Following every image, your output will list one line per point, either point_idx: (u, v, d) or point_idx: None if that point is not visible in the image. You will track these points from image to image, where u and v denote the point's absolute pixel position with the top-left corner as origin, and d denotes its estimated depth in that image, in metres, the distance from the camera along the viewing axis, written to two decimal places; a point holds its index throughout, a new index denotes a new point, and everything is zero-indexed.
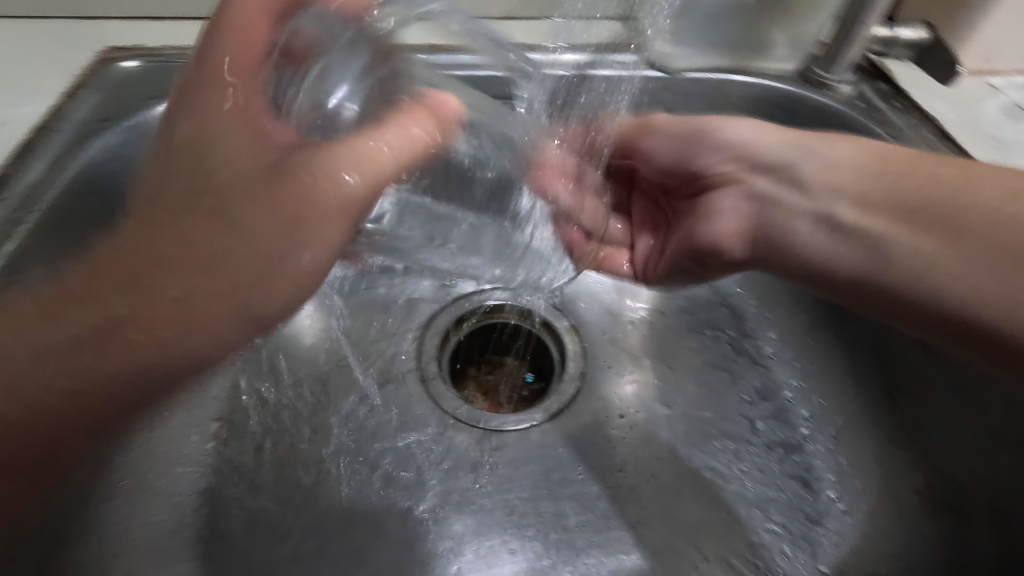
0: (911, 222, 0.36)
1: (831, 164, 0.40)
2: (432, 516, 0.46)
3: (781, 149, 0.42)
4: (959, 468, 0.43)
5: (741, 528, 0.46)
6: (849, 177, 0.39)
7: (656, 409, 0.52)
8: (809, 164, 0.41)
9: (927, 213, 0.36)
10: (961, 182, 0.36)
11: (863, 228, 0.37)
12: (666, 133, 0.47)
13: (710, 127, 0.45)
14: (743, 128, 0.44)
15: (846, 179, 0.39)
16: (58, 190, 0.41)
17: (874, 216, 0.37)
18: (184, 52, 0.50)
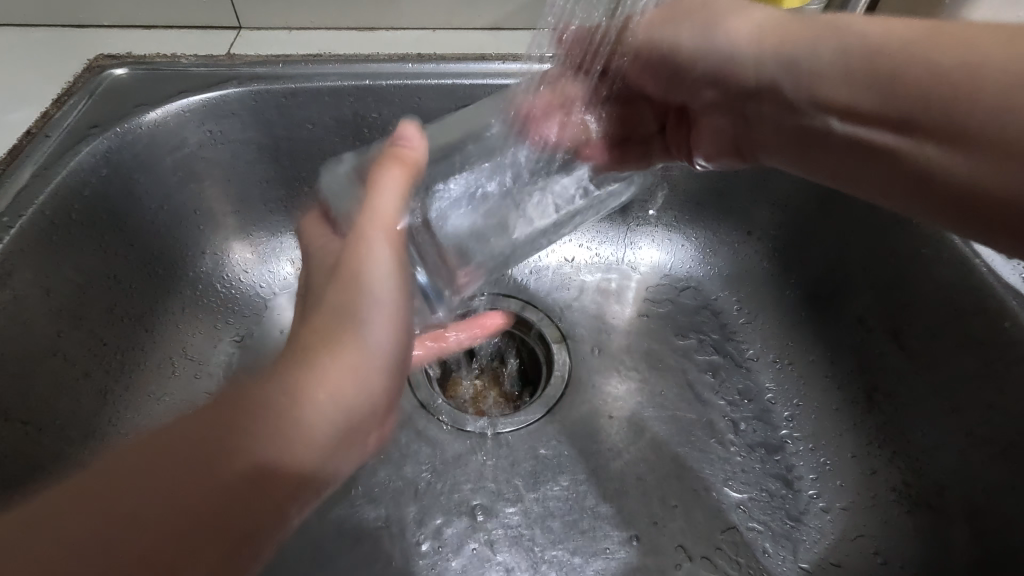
0: (870, 88, 0.32)
1: (810, 67, 0.34)
2: (420, 518, 0.47)
3: (755, 57, 0.36)
4: (936, 465, 0.43)
5: (723, 526, 0.47)
6: (844, 63, 0.32)
7: (642, 411, 0.53)
8: (817, 48, 0.34)
9: (881, 78, 0.31)
10: (943, 28, 0.30)
11: (844, 107, 0.33)
12: (653, 48, 0.40)
13: (693, 28, 0.38)
14: (734, 30, 0.37)
15: (842, 69, 0.33)
16: (48, 195, 0.41)
17: (870, 102, 0.32)
18: (174, 60, 0.51)
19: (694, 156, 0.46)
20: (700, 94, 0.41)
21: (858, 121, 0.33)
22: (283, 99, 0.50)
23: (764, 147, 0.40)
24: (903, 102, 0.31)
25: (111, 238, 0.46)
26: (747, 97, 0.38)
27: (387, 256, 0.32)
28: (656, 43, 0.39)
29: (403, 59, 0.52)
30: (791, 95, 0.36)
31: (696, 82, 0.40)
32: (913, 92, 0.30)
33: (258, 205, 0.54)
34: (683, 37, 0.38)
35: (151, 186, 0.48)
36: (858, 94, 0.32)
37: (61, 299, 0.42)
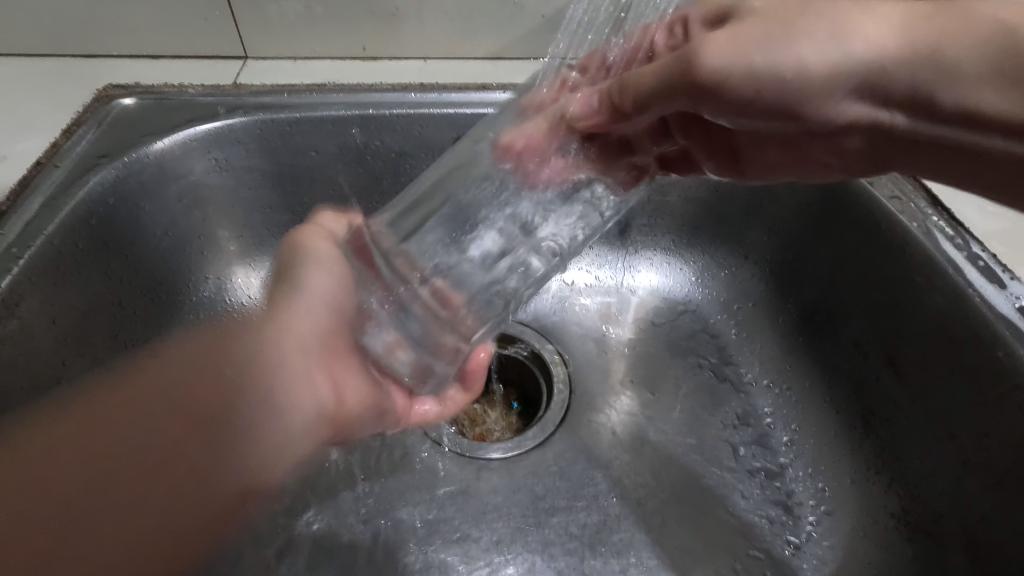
0: (1023, 89, 0.30)
1: (950, 77, 0.31)
2: (420, 546, 0.47)
3: (898, 66, 0.31)
4: (932, 492, 0.43)
5: (723, 553, 0.47)
6: (984, 67, 0.30)
7: (642, 436, 0.53)
8: (948, 56, 0.31)
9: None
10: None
11: (1000, 116, 0.31)
12: (745, 82, 0.32)
13: (814, 41, 0.32)
14: (871, 33, 0.31)
15: (987, 73, 0.30)
16: (56, 225, 0.42)
17: (1016, 108, 0.30)
18: (182, 89, 0.52)
19: (747, 173, 0.45)
20: (841, 114, 0.35)
21: (1015, 134, 0.31)
22: (288, 129, 0.51)
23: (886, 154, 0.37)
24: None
25: (117, 266, 0.46)
26: (876, 112, 0.34)
27: (325, 286, 0.42)
28: (730, 65, 0.32)
29: (405, 89, 0.54)
30: (936, 109, 0.32)
31: (830, 109, 0.34)
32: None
33: (262, 230, 0.54)
34: (758, 59, 0.32)
35: (156, 215, 0.49)
36: (1006, 98, 0.30)
37: (67, 327, 0.43)
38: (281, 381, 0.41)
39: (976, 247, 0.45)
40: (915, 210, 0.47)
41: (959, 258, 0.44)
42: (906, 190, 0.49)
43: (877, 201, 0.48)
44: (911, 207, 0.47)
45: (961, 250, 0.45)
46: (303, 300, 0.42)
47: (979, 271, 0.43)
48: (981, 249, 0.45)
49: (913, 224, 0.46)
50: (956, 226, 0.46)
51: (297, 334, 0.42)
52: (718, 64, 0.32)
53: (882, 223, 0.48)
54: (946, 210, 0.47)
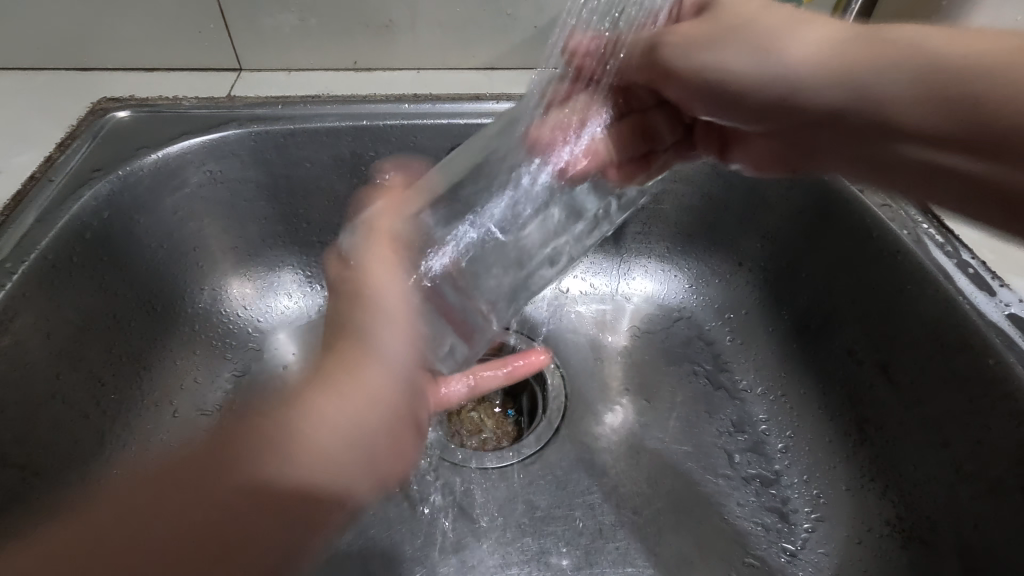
0: (957, 118, 0.31)
1: (875, 97, 0.33)
2: (416, 557, 0.47)
3: (819, 80, 0.34)
4: (927, 499, 0.43)
5: (719, 561, 0.47)
6: (914, 88, 0.32)
7: (638, 444, 0.53)
8: (867, 76, 0.32)
9: (947, 91, 0.31)
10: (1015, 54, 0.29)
11: (929, 135, 0.32)
12: (696, 77, 0.36)
13: (742, 47, 0.34)
14: (794, 48, 0.34)
15: (912, 92, 0.32)
16: (50, 240, 0.42)
17: (946, 122, 0.31)
18: (176, 102, 0.52)
19: (726, 157, 0.45)
20: (765, 123, 0.37)
21: (934, 143, 0.32)
22: (282, 140, 0.51)
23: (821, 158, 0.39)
24: (980, 130, 0.30)
25: (112, 279, 0.46)
26: (821, 120, 0.35)
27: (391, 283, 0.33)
28: (686, 63, 0.36)
29: (399, 99, 0.54)
30: (858, 119, 0.34)
31: (756, 112, 0.37)
32: (979, 116, 0.30)
33: (257, 241, 0.55)
34: (707, 57, 0.35)
35: (151, 228, 0.49)
36: (941, 122, 0.31)
37: (62, 341, 0.43)
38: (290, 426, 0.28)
39: (966, 254, 0.45)
40: (905, 218, 0.48)
41: (949, 266, 0.44)
42: (896, 198, 0.49)
43: (868, 209, 0.48)
44: (901, 215, 0.48)
45: (951, 257, 0.45)
46: (370, 347, 0.30)
47: (970, 278, 0.44)
48: (971, 257, 0.45)
49: (904, 232, 0.47)
50: (946, 234, 0.47)
51: (383, 375, 0.30)
52: (677, 48, 0.36)
53: (873, 230, 0.48)
54: (936, 218, 0.48)
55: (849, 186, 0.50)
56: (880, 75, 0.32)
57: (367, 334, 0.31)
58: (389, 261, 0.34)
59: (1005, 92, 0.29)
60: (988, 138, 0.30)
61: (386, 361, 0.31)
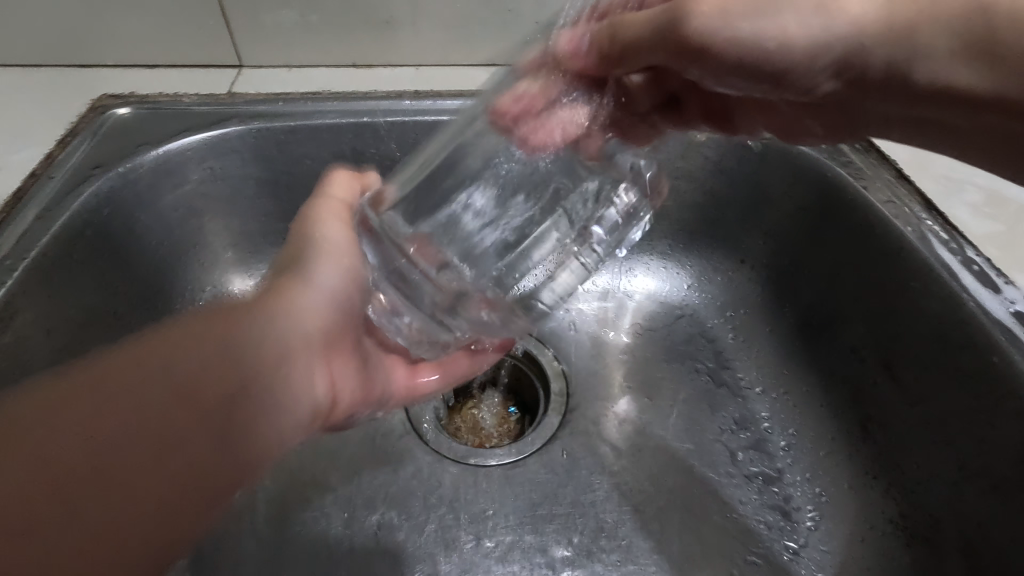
0: (1012, 76, 0.32)
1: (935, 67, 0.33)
2: (419, 554, 0.47)
3: (877, 45, 0.33)
4: (930, 497, 0.43)
5: (722, 558, 0.47)
6: (966, 41, 0.32)
7: (640, 441, 0.53)
8: (923, 32, 0.32)
9: (1000, 49, 0.31)
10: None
11: (977, 95, 0.33)
12: (731, 46, 0.34)
13: (800, 10, 0.33)
14: (852, 7, 0.33)
15: (963, 46, 0.32)
16: (51, 237, 0.42)
17: (989, 79, 0.32)
18: (177, 99, 0.52)
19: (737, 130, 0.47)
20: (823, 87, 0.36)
21: (993, 106, 0.33)
22: (283, 137, 0.51)
23: (864, 121, 0.39)
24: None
25: (113, 276, 0.46)
26: (858, 84, 0.36)
27: (331, 263, 0.38)
28: (715, 32, 0.33)
29: (400, 95, 0.54)
30: (911, 79, 0.34)
31: (816, 79, 0.36)
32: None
33: (259, 237, 0.54)
34: (743, 26, 0.33)
35: (153, 225, 0.49)
36: (989, 76, 0.32)
37: (64, 339, 0.43)
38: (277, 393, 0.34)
39: (971, 251, 0.45)
40: (909, 214, 0.47)
41: (955, 263, 0.44)
42: (900, 194, 0.49)
43: (872, 205, 0.48)
44: (906, 212, 0.47)
45: (956, 254, 0.45)
46: (306, 281, 0.37)
47: (975, 275, 0.43)
48: (976, 253, 0.45)
49: (909, 228, 0.46)
50: (951, 230, 0.46)
51: (315, 299, 0.37)
52: (704, 26, 0.33)
53: (877, 227, 0.48)
54: (941, 214, 0.47)
55: (853, 182, 0.49)
56: (928, 37, 0.32)
57: (303, 263, 0.38)
58: (345, 245, 0.40)
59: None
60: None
61: (314, 294, 0.37)
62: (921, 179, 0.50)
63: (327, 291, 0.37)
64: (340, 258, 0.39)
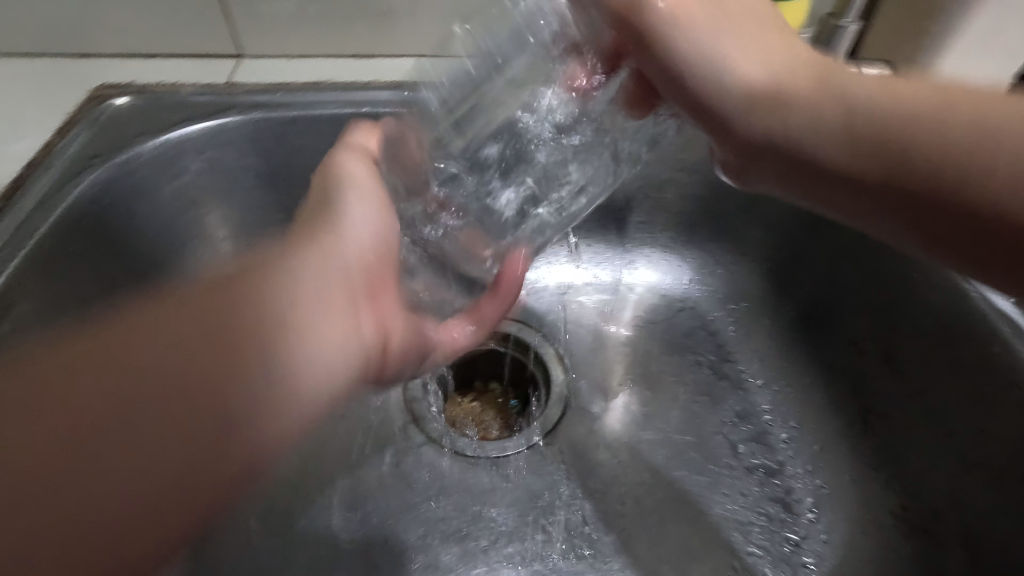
0: (881, 162, 0.29)
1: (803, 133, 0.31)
2: (419, 545, 0.47)
3: (757, 83, 0.32)
4: (931, 490, 0.43)
5: (722, 550, 0.47)
6: (857, 115, 0.30)
7: (640, 434, 0.53)
8: (800, 89, 0.31)
9: (892, 143, 0.29)
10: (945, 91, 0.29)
11: (846, 171, 0.30)
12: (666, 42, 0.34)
13: (706, 27, 0.33)
14: (744, 51, 0.33)
15: (851, 123, 0.30)
16: (48, 226, 0.42)
17: (856, 151, 0.30)
18: (175, 88, 0.52)
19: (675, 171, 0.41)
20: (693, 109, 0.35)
21: (851, 178, 0.30)
22: (283, 128, 0.51)
23: (748, 170, 0.35)
24: (901, 173, 0.28)
25: (111, 267, 0.46)
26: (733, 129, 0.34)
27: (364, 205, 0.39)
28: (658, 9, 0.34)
29: (400, 86, 0.53)
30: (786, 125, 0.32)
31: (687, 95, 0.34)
32: (934, 161, 0.28)
33: (258, 228, 0.54)
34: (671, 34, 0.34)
35: (151, 215, 0.49)
36: (856, 148, 0.30)
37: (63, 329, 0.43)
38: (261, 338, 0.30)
39: None
40: None
41: None
42: None
43: None
44: None
45: None
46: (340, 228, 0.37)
47: None
48: None
49: None
50: None
51: (352, 242, 0.37)
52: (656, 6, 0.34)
53: None
54: None
55: None
56: (846, 87, 0.31)
57: (335, 223, 0.37)
58: (371, 188, 0.40)
59: (987, 147, 0.27)
60: (941, 182, 0.27)
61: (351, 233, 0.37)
62: None
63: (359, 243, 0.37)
64: (369, 194, 0.39)
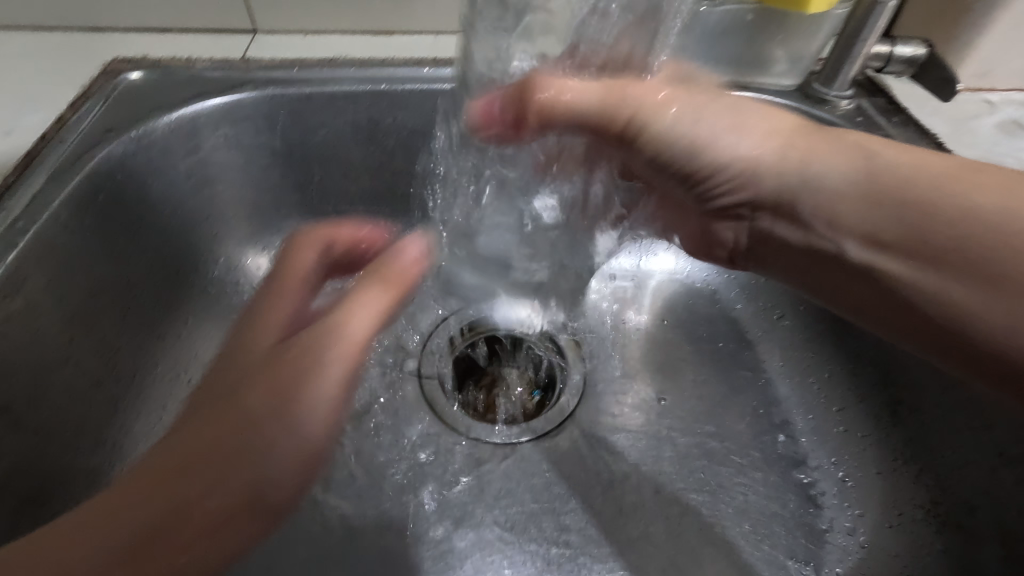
0: (882, 225, 0.34)
1: (834, 186, 0.35)
2: (434, 532, 0.46)
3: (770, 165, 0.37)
4: (963, 484, 0.42)
5: (744, 542, 0.45)
6: (854, 185, 0.35)
7: (659, 423, 0.52)
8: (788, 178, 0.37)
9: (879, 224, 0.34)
10: (959, 171, 0.33)
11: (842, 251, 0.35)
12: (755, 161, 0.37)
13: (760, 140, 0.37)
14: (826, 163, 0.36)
15: (874, 221, 0.34)
16: (63, 200, 0.41)
17: (865, 221, 0.34)
18: (189, 64, 0.51)
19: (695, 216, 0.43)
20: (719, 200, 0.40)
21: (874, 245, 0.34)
22: (299, 104, 0.50)
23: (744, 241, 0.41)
24: (927, 240, 0.32)
25: (126, 244, 0.46)
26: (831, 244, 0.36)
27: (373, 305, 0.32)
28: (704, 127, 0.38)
29: (419, 64, 0.52)
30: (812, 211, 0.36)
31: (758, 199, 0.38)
32: (936, 253, 0.32)
33: (272, 210, 0.54)
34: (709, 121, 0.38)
35: (165, 191, 0.48)
36: (864, 215, 0.34)
37: (74, 303, 0.42)
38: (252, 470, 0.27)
39: None
40: None
41: None
42: None
43: None
44: None
45: None
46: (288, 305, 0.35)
47: None
48: None
49: None
50: None
51: (329, 353, 0.30)
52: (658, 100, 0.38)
53: None
54: None
55: None
56: (879, 151, 0.35)
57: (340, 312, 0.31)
58: (365, 282, 0.33)
59: (997, 232, 0.30)
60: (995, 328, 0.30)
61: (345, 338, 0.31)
62: (962, 154, 0.48)
63: (338, 343, 0.30)
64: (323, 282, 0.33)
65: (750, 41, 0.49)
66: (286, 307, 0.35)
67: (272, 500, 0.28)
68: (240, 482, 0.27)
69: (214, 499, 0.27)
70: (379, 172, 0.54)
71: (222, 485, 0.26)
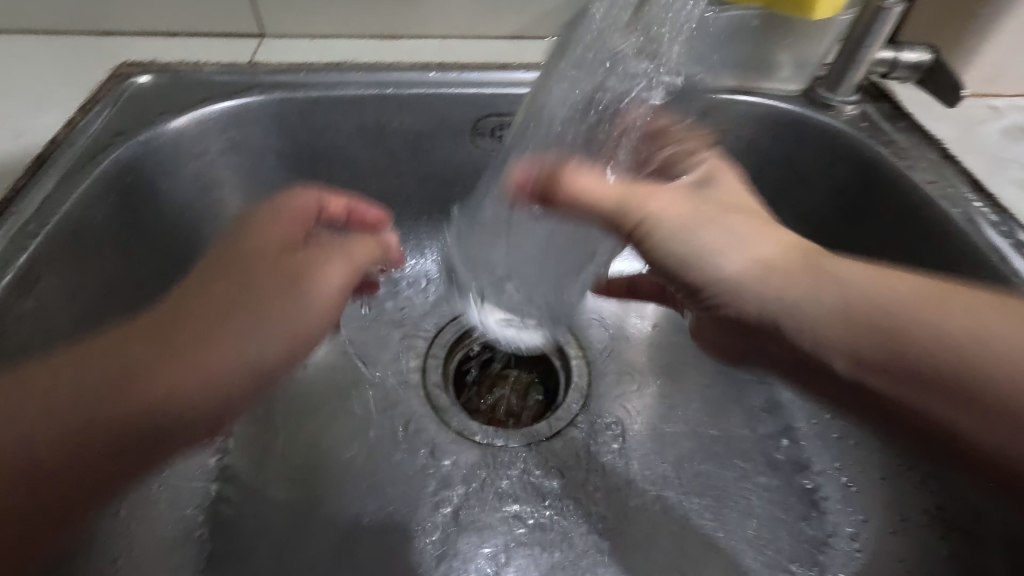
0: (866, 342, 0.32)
1: (814, 322, 0.33)
2: (437, 534, 0.46)
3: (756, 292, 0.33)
4: (969, 490, 0.41)
5: (747, 546, 0.46)
6: (837, 314, 0.33)
7: (663, 427, 0.52)
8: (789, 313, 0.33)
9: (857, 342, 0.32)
10: (932, 293, 0.33)
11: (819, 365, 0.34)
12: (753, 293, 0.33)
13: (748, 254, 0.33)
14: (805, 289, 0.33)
15: (852, 331, 0.32)
16: (74, 202, 0.41)
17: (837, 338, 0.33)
18: (198, 67, 0.51)
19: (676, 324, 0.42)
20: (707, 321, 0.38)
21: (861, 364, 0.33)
22: (307, 108, 0.50)
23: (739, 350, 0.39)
24: (912, 357, 0.31)
25: (134, 246, 0.46)
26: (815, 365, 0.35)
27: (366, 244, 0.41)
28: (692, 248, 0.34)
29: (425, 68, 0.52)
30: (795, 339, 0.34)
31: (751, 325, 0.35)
32: (922, 372, 0.31)
33: None
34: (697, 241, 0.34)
35: (173, 194, 0.48)
36: (843, 335, 0.32)
37: (83, 305, 0.42)
38: (251, 338, 0.34)
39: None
40: (955, 194, 0.45)
41: (983, 227, 0.42)
42: (941, 173, 0.46)
43: (903, 172, 0.47)
44: (948, 189, 0.45)
45: (1008, 237, 0.42)
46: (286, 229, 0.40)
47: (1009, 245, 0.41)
48: None
49: (957, 210, 0.44)
50: (984, 198, 0.45)
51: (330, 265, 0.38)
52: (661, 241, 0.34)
53: (921, 210, 0.45)
54: (984, 191, 0.45)
55: (897, 165, 0.47)
56: (848, 278, 0.33)
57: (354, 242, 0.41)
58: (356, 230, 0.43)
59: (953, 351, 0.31)
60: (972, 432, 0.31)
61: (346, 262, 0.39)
62: (966, 159, 0.48)
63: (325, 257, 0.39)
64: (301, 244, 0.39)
65: (755, 46, 0.49)
66: (280, 230, 0.39)
67: (269, 370, 0.36)
68: (240, 341, 0.34)
69: (213, 350, 0.33)
70: (385, 175, 0.55)
71: (220, 357, 0.33)
